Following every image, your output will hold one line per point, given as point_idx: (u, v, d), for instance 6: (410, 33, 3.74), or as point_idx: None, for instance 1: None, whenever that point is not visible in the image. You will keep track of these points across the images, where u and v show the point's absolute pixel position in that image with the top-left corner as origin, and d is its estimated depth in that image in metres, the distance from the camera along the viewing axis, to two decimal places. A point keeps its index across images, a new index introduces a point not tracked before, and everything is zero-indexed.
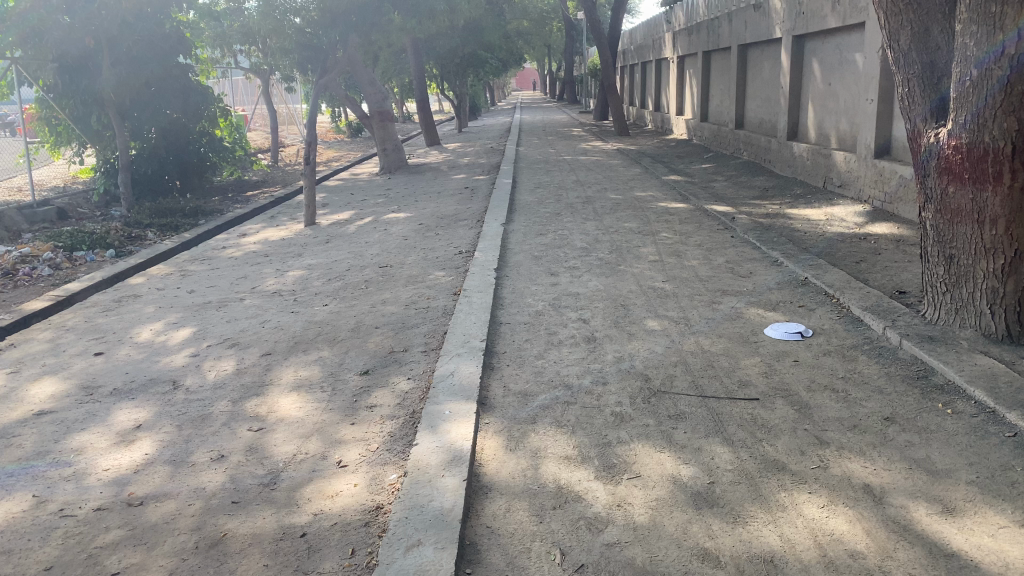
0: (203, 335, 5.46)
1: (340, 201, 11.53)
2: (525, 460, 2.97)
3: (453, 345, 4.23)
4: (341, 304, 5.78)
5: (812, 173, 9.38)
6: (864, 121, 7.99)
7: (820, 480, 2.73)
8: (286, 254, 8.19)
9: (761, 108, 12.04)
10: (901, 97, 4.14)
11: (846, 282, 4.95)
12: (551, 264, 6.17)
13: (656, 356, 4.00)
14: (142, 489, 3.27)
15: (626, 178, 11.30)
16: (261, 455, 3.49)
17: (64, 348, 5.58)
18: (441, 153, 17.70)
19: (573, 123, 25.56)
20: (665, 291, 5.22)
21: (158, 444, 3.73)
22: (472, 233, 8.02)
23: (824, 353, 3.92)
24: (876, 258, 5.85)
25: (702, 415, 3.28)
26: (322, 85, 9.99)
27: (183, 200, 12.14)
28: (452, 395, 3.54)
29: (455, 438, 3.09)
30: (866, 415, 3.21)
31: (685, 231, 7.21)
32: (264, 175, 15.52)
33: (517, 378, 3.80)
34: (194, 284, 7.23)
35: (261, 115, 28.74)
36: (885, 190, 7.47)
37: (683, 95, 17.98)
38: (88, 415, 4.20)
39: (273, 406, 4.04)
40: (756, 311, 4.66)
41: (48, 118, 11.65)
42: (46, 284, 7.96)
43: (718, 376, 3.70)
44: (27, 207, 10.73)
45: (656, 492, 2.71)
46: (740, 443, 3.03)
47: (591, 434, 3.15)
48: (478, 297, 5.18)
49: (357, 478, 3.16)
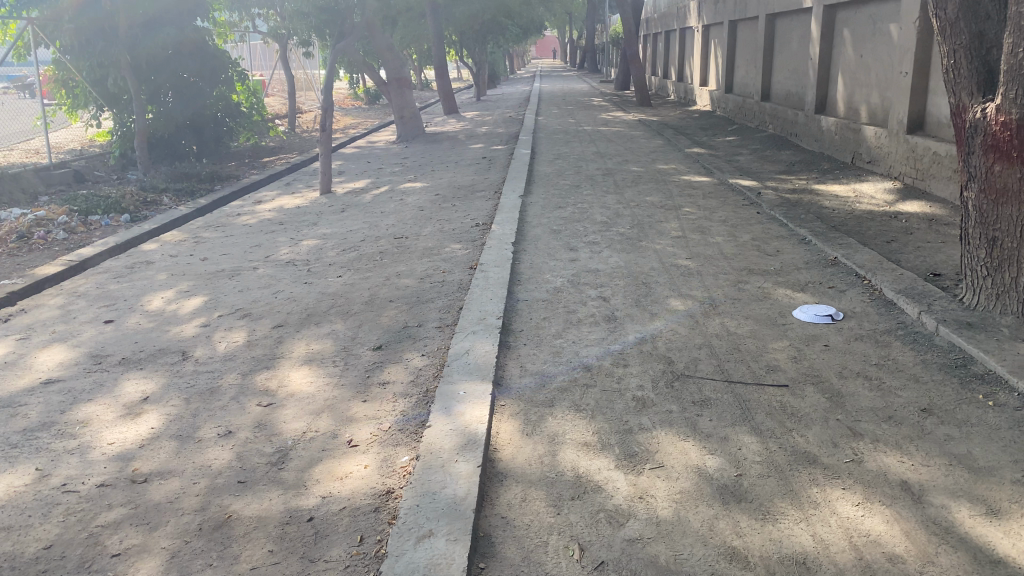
0: (214, 304, 5.35)
1: (355, 169, 11.40)
2: (542, 445, 2.84)
3: (469, 322, 4.09)
4: (354, 276, 5.66)
5: (840, 148, 9.11)
6: (897, 95, 7.70)
7: (855, 475, 2.58)
8: (301, 222, 8.07)
9: (788, 80, 11.72)
10: (945, 70, 3.91)
11: (878, 263, 4.75)
12: (571, 238, 6.01)
13: (680, 338, 3.85)
14: (147, 465, 3.18)
15: (648, 150, 11.05)
16: (269, 432, 3.38)
17: (75, 314, 5.50)
18: (459, 121, 17.46)
19: (593, 93, 25.16)
20: (688, 269, 5.05)
21: (164, 418, 3.63)
22: (489, 204, 7.86)
23: (856, 338, 3.75)
24: (908, 238, 5.64)
25: (728, 402, 3.14)
26: (340, 49, 9.79)
27: (199, 165, 12.05)
28: (466, 374, 3.42)
29: (470, 421, 2.96)
30: (901, 406, 3.05)
31: (709, 206, 7.02)
32: (281, 141, 15.35)
33: (535, 358, 3.66)
34: (207, 252, 7.13)
35: (278, 80, 28.49)
36: (918, 167, 7.22)
37: (707, 66, 17.62)
38: (95, 385, 4.12)
39: (283, 381, 3.93)
40: (784, 292, 4.49)
41: (65, 79, 11.58)
42: (61, 248, 7.90)
43: (745, 360, 3.55)
44: (43, 168, 10.65)
45: (681, 484, 2.57)
46: (768, 433, 2.88)
47: (610, 420, 3.01)
48: (495, 272, 5.03)
49: (367, 459, 3.04)
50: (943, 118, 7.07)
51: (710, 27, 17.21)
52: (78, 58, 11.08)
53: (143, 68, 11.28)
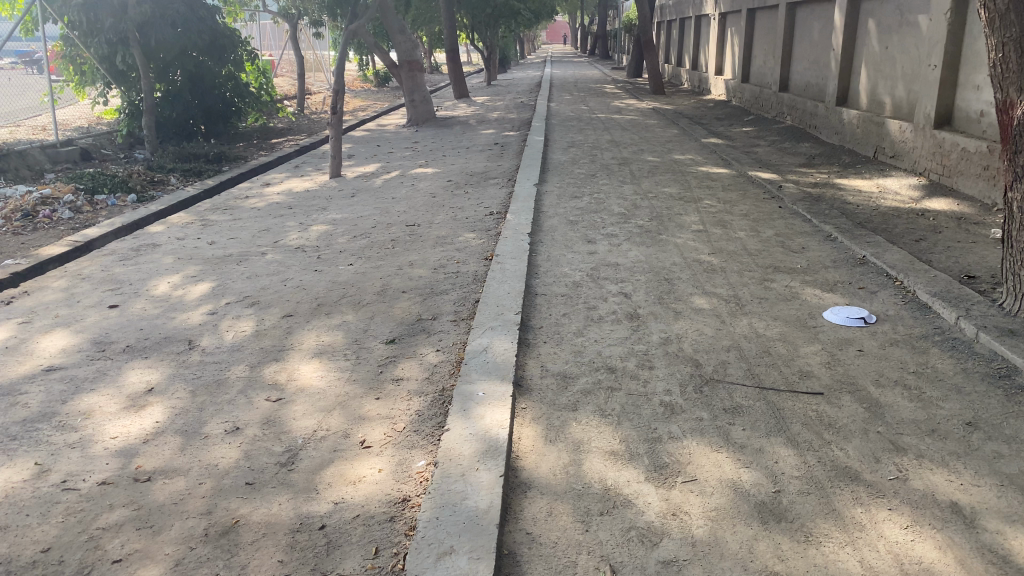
0: (222, 291, 5.21)
1: (365, 152, 11.24)
2: (567, 453, 2.69)
3: (486, 317, 3.93)
4: (365, 265, 5.50)
5: (862, 142, 8.90)
6: (924, 88, 7.49)
7: (900, 495, 2.43)
8: (310, 206, 7.92)
9: (808, 70, 11.48)
10: (993, 64, 3.73)
11: (910, 263, 4.58)
12: (588, 230, 5.85)
13: (706, 339, 3.69)
14: (151, 462, 3.04)
15: (664, 139, 10.84)
16: (278, 429, 3.24)
17: (79, 298, 5.36)
18: (470, 106, 17.24)
19: (604, 80, 24.88)
20: (712, 265, 4.88)
21: (169, 411, 3.49)
22: (503, 192, 7.69)
23: (891, 343, 3.59)
24: (937, 236, 5.47)
25: (761, 410, 2.99)
26: (351, 29, 9.68)
27: (208, 145, 11.90)
28: (485, 373, 3.27)
29: (490, 426, 2.81)
30: (944, 419, 2.89)
31: (730, 199, 6.84)
32: (290, 122, 15.18)
33: (556, 357, 3.51)
34: (215, 235, 6.98)
35: (286, 60, 28.27)
36: (944, 163, 7.02)
37: (723, 54, 17.35)
38: (98, 373, 3.99)
39: (293, 374, 3.79)
40: (813, 292, 4.32)
41: (72, 56, 11.49)
42: (66, 227, 7.77)
43: (776, 365, 3.39)
44: (50, 146, 10.50)
45: (715, 500, 2.42)
46: (805, 446, 2.73)
47: (638, 428, 2.86)
48: (511, 264, 4.87)
49: (381, 463, 2.90)
50: (972, 113, 6.87)
51: (727, 15, 16.94)
52: (86, 35, 10.95)
53: (152, 46, 11.12)
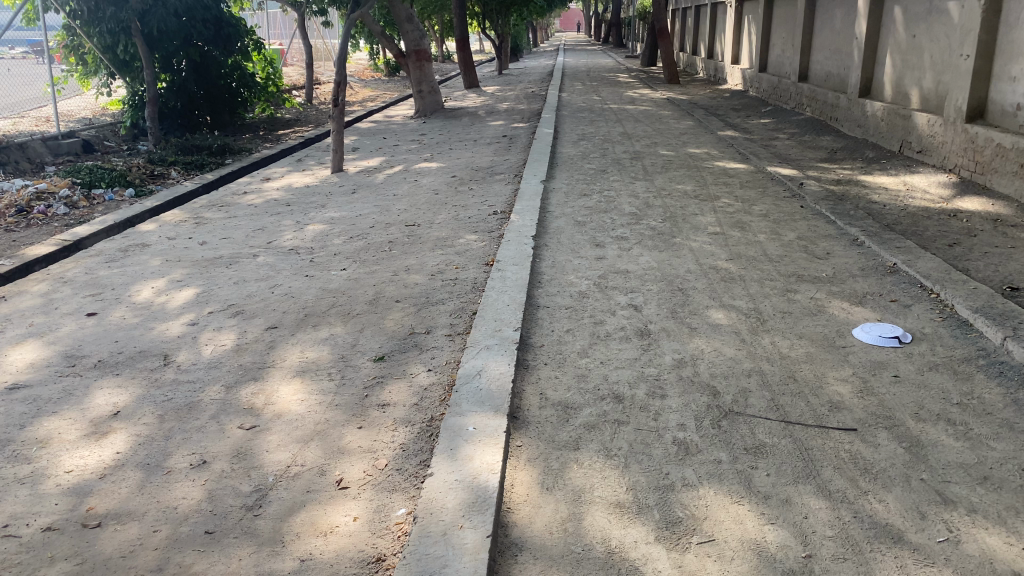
0: (206, 298, 4.90)
1: (370, 145, 10.91)
2: (565, 506, 2.36)
3: (482, 334, 3.59)
4: (360, 269, 5.18)
5: (887, 136, 8.48)
6: (955, 80, 7.07)
7: (953, 564, 2.09)
8: (309, 203, 7.61)
9: (829, 59, 11.04)
10: None
11: (947, 273, 4.21)
12: (597, 232, 5.50)
13: (725, 361, 3.34)
14: (103, 504, 2.73)
15: (678, 132, 10.46)
16: (248, 464, 2.93)
17: (57, 304, 5.06)
18: (480, 96, 16.88)
19: (618, 69, 24.44)
20: (730, 273, 4.53)
21: (132, 440, 3.18)
22: (508, 189, 7.34)
23: (930, 367, 3.23)
24: (972, 241, 5.09)
25: (787, 450, 2.65)
26: (354, 18, 9.33)
27: (211, 136, 11.59)
28: (476, 404, 2.92)
29: (479, 470, 2.48)
30: (997, 463, 2.53)
31: (749, 198, 6.47)
32: (297, 113, 14.86)
33: (557, 384, 3.17)
34: (208, 234, 6.68)
35: (297, 50, 27.89)
36: (977, 160, 6.62)
37: (740, 41, 16.90)
38: (63, 393, 3.68)
39: (271, 397, 3.46)
40: (841, 306, 3.96)
41: (75, 46, 11.17)
42: (60, 224, 7.50)
43: (802, 394, 3.04)
44: (51, 138, 10.21)
45: (737, 569, 2.08)
46: (839, 497, 2.39)
47: (648, 472, 2.52)
48: (513, 271, 4.53)
49: (358, 509, 2.58)
50: (1008, 106, 6.46)
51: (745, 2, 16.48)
52: (88, 25, 10.63)
53: (154, 36, 10.80)
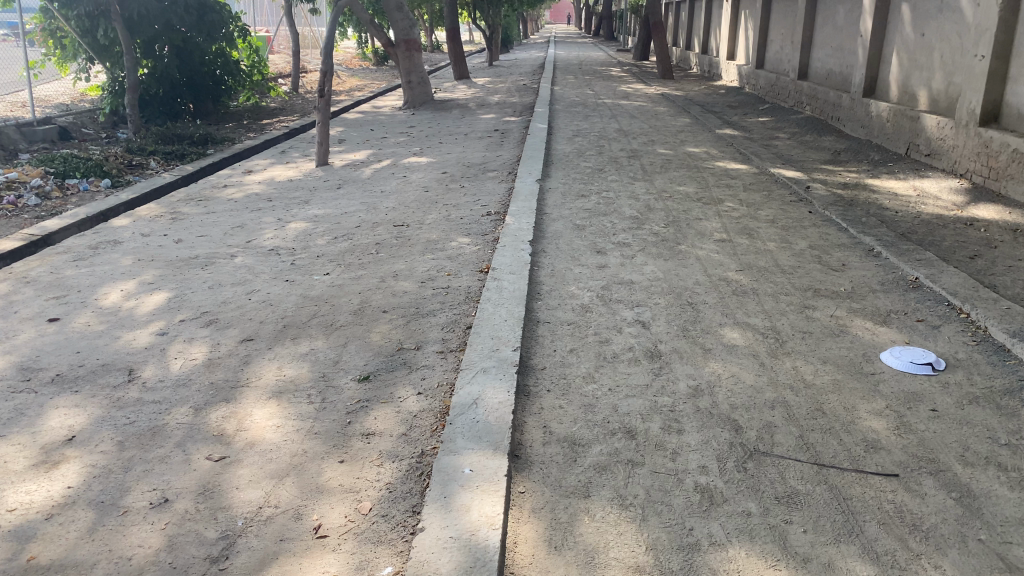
0: (178, 304, 4.54)
1: (357, 137, 10.54)
2: (576, 570, 2.06)
3: (478, 355, 3.27)
4: (343, 275, 4.84)
5: (893, 137, 8.22)
6: (968, 81, 6.80)
7: None
8: (292, 199, 7.24)
9: (831, 56, 10.77)
10: None
11: (975, 289, 3.93)
12: (597, 237, 5.18)
13: (746, 390, 3.03)
14: (47, 553, 2.40)
15: (675, 129, 10.16)
16: (215, 504, 2.60)
17: (18, 307, 4.69)
18: (470, 88, 16.52)
19: (610, 62, 24.13)
20: (742, 286, 4.23)
21: (86, 472, 2.84)
22: (502, 188, 7.01)
23: (969, 400, 2.95)
24: (993, 252, 4.82)
25: (824, 501, 2.35)
26: (341, 5, 8.93)
27: (193, 125, 11.19)
28: (473, 440, 2.60)
29: (477, 525, 2.16)
30: None
31: (754, 201, 6.17)
32: (283, 103, 14.41)
33: (561, 415, 2.85)
34: (184, 231, 6.31)
35: (284, 38, 27.31)
36: (990, 166, 6.36)
37: (736, 37, 16.64)
38: (13, 413, 3.32)
39: (243, 422, 3.13)
40: (864, 325, 3.67)
41: (53, 29, 10.70)
42: (30, 215, 7.10)
43: (834, 431, 2.74)
44: (25, 124, 9.77)
45: None
46: (887, 562, 2.09)
47: (669, 528, 2.22)
48: (510, 280, 4.20)
49: (337, 564, 2.27)
50: None
51: None
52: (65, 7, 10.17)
53: (133, 19, 10.44)
